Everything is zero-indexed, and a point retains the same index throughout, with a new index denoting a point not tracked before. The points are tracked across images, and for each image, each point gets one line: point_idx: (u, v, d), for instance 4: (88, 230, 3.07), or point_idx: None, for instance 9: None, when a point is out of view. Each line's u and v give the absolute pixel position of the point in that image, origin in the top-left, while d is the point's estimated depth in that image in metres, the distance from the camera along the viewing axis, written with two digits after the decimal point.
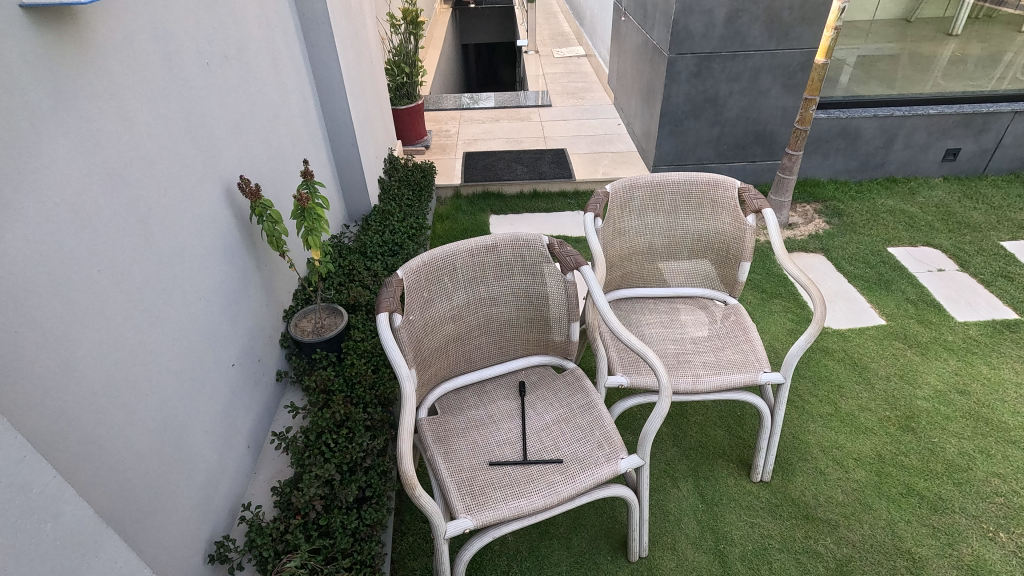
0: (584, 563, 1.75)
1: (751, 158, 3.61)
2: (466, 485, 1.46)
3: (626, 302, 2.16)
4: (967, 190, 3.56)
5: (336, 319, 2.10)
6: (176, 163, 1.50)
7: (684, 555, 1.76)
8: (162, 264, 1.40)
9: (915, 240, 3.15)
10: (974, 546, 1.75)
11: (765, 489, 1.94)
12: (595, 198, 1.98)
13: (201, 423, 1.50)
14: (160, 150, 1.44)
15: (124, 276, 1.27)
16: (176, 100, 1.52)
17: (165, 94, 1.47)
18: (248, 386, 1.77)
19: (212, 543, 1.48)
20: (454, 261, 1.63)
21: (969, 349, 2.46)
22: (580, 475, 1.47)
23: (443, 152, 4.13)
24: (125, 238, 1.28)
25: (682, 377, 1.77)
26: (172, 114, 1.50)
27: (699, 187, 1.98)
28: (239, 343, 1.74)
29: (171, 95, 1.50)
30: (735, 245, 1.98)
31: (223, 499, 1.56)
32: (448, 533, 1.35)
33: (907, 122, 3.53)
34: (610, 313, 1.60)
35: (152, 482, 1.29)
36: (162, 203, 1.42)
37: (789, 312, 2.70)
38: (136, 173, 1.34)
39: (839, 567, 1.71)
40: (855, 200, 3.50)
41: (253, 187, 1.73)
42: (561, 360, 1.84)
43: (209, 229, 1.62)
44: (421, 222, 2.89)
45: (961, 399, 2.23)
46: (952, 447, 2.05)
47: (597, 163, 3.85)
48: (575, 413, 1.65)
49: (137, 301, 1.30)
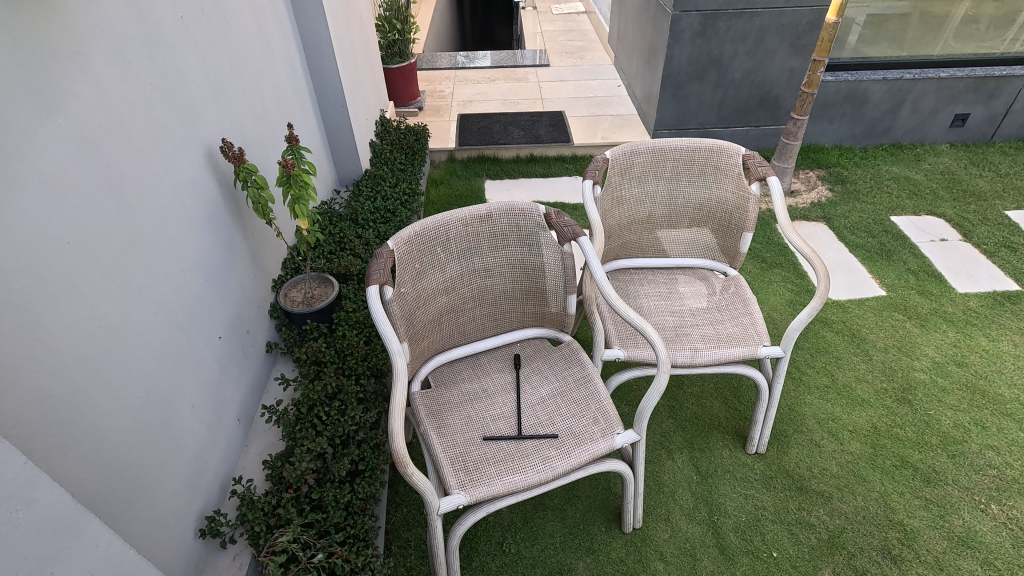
0: (578, 534, 1.75)
1: (755, 123, 3.50)
2: (460, 460, 1.44)
3: (624, 272, 2.10)
4: (974, 157, 3.48)
5: (327, 289, 2.05)
6: (151, 126, 1.41)
7: (678, 526, 1.77)
8: (139, 235, 1.33)
9: (919, 209, 3.09)
10: (966, 517, 1.76)
11: (760, 461, 1.94)
12: (594, 164, 1.90)
13: (188, 398, 1.46)
14: (133, 113, 1.35)
15: (99, 249, 1.20)
16: (149, 58, 1.41)
17: (136, 51, 1.37)
18: (237, 358, 1.72)
19: (204, 516, 1.47)
20: (447, 230, 1.57)
21: (968, 321, 2.44)
22: (575, 451, 1.45)
23: (437, 113, 4.00)
24: (99, 208, 1.21)
25: (680, 350, 1.73)
26: (144, 73, 1.39)
27: (702, 153, 1.90)
28: (227, 316, 1.68)
29: (143, 52, 1.40)
30: (738, 214, 1.91)
31: (213, 473, 1.54)
32: (441, 509, 1.33)
33: (916, 87, 3.42)
34: (608, 286, 1.55)
35: (137, 460, 1.25)
36: (137, 170, 1.34)
37: (788, 282, 2.66)
38: (108, 138, 1.25)
39: (831, 538, 1.72)
40: (859, 167, 3.42)
41: (237, 150, 1.62)
42: (558, 333, 1.79)
43: (189, 197, 1.54)
44: (413, 187, 2.81)
45: (958, 371, 2.23)
46: (948, 420, 2.05)
47: (596, 127, 3.73)
48: (571, 387, 1.62)
49: (114, 275, 1.23)
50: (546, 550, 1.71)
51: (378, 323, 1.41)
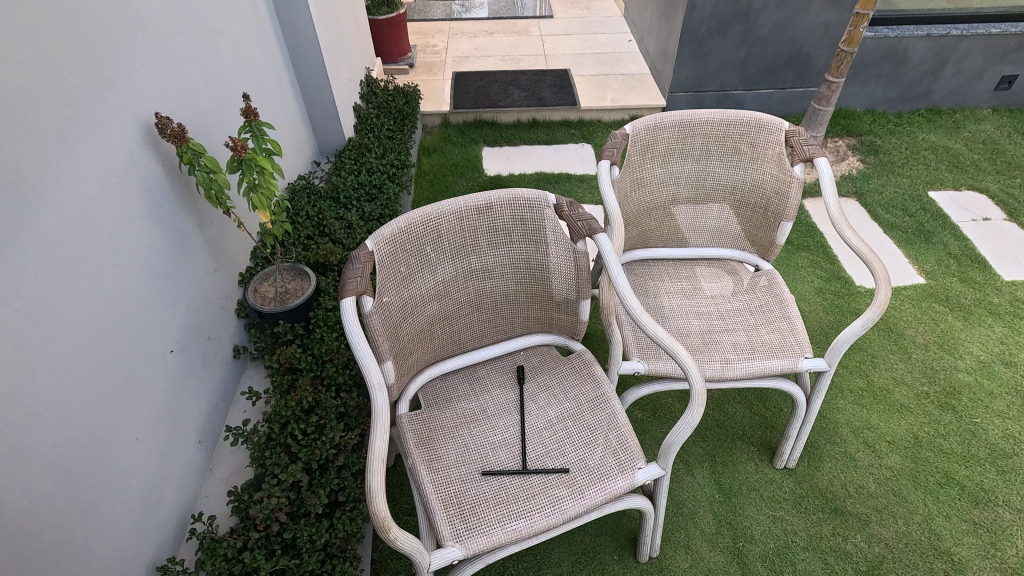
0: (588, 563, 1.57)
1: (781, 85, 3.17)
2: (455, 502, 1.22)
3: (642, 264, 1.84)
4: (1018, 125, 3.17)
5: (303, 283, 1.79)
6: (61, 96, 1.09)
7: (699, 553, 1.59)
8: (50, 240, 1.05)
9: (959, 184, 2.81)
10: (1019, 545, 1.58)
11: (789, 477, 1.74)
12: (612, 141, 1.62)
13: (129, 431, 1.22)
14: (35, 81, 1.04)
15: None
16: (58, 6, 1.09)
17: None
18: (197, 371, 1.47)
19: (157, 565, 1.26)
20: (438, 225, 1.30)
21: (1016, 314, 2.21)
22: (589, 490, 1.24)
23: (429, 71, 3.63)
24: None
25: (709, 362, 1.50)
26: (51, 27, 1.07)
27: (738, 128, 1.62)
28: (182, 323, 1.42)
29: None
30: (777, 200, 1.65)
31: (167, 511, 1.32)
32: (432, 566, 1.13)
33: (962, 45, 3.08)
34: (629, 296, 1.30)
35: (56, 520, 1.02)
36: (43, 157, 1.05)
37: (818, 267, 2.42)
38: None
39: (869, 569, 1.54)
40: (893, 135, 3.11)
41: (178, 126, 1.33)
42: (569, 340, 1.55)
43: (122, 184, 1.24)
44: (403, 159, 2.50)
45: (1006, 372, 2.01)
46: (996, 430, 1.85)
47: (605, 87, 3.38)
48: (584, 409, 1.39)
49: (13, 297, 0.96)
50: None
51: (355, 343, 1.17)
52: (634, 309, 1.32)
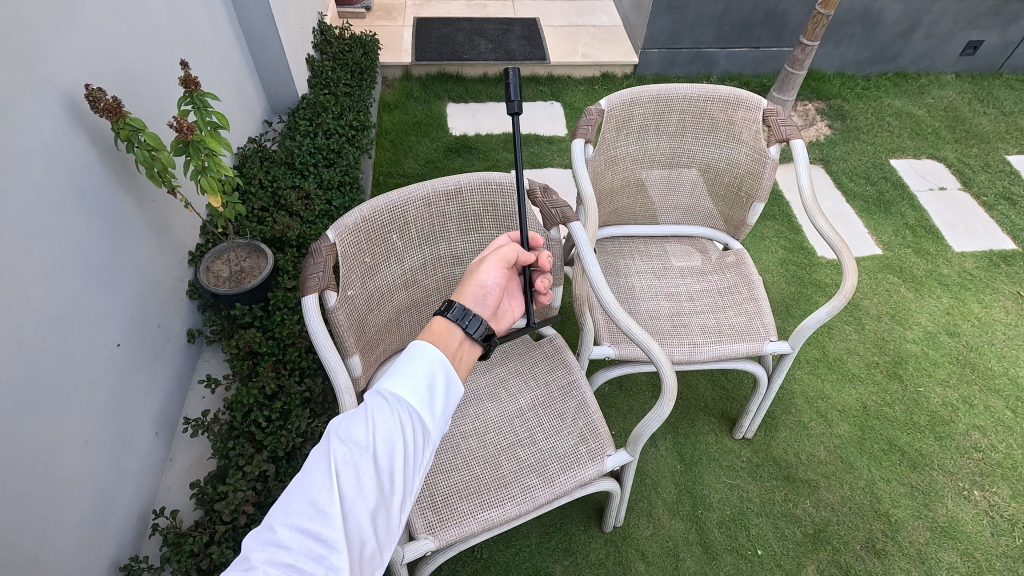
0: (556, 533, 1.64)
1: (755, 43, 3.09)
2: (427, 495, 1.22)
3: (611, 241, 1.80)
4: (979, 91, 3.19)
5: (258, 261, 1.68)
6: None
7: (660, 522, 1.67)
8: None
9: (920, 152, 2.83)
10: (949, 505, 1.73)
11: (746, 447, 1.83)
12: (586, 117, 1.53)
13: (76, 433, 1.13)
14: None
15: None
16: None
17: None
18: (146, 361, 1.38)
19: (118, 563, 1.21)
20: (405, 210, 1.25)
21: (962, 285, 2.30)
22: (560, 478, 1.26)
23: (388, 17, 3.37)
24: None
25: (678, 345, 1.51)
26: None
27: (715, 104, 1.57)
28: (128, 312, 1.32)
29: None
30: (750, 180, 1.62)
31: (125, 509, 1.26)
32: (405, 559, 1.14)
33: (935, 7, 3.03)
34: (604, 290, 1.31)
35: (10, 534, 0.95)
36: None
37: (782, 238, 2.45)
38: None
39: (816, 533, 1.66)
40: (861, 99, 3.09)
41: (180, 120, 1.17)
42: (540, 325, 1.54)
43: (44, 167, 1.08)
44: (362, 120, 2.35)
45: (949, 342, 2.12)
46: (936, 397, 1.97)
47: (576, 40, 3.21)
48: (554, 397, 1.39)
49: None
50: (520, 553, 1.60)
51: (319, 344, 1.14)
52: (608, 301, 1.32)
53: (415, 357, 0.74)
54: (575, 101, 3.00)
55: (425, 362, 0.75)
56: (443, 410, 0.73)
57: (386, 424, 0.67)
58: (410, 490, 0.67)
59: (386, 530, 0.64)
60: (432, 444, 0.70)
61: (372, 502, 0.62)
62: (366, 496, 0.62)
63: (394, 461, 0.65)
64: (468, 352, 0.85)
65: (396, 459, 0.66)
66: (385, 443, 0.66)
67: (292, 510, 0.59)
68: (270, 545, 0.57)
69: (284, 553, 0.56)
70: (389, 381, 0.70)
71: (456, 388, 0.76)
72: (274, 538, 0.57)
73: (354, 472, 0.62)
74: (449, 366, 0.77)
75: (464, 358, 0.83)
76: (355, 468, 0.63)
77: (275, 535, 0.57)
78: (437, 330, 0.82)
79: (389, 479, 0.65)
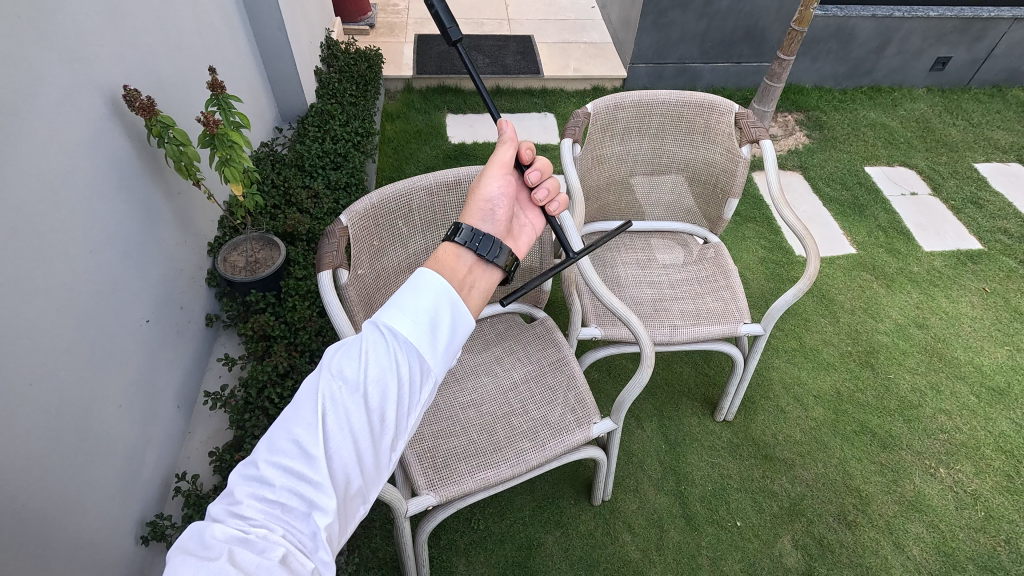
0: (547, 507, 1.75)
1: (737, 59, 3.28)
2: (428, 457, 1.34)
3: (599, 236, 1.94)
4: (948, 104, 3.38)
5: (272, 253, 1.81)
6: (18, 60, 1.04)
7: (646, 497, 1.78)
8: (38, 221, 1.06)
9: (893, 159, 3.00)
10: (916, 481, 1.85)
11: (727, 429, 1.95)
12: (574, 119, 1.69)
13: (113, 397, 1.24)
14: (14, 64, 1.03)
15: None
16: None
17: None
18: (170, 339, 1.50)
19: (145, 522, 1.31)
20: (409, 199, 1.38)
21: (931, 281, 2.44)
22: (550, 442, 1.38)
23: (391, 34, 3.55)
24: None
25: (659, 327, 1.64)
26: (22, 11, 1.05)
27: (691, 108, 1.73)
28: (156, 293, 1.44)
29: None
30: (725, 178, 1.77)
31: (151, 472, 1.36)
32: (409, 512, 1.25)
33: (904, 25, 3.23)
34: (590, 271, 1.45)
35: (58, 479, 1.06)
36: (27, 136, 1.05)
37: (762, 238, 2.59)
38: None
39: (791, 506, 1.78)
40: (837, 111, 3.27)
41: (207, 116, 1.33)
42: (532, 309, 1.67)
43: (90, 156, 1.21)
44: (366, 127, 2.51)
45: (919, 333, 2.25)
46: (906, 383, 2.10)
47: (568, 56, 3.40)
48: (545, 372, 1.52)
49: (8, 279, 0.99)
50: (514, 524, 1.71)
51: (334, 317, 1.26)
52: (593, 280, 1.46)
53: (419, 290, 0.66)
54: (567, 112, 3.17)
55: (428, 296, 0.66)
56: (447, 347, 0.66)
57: (376, 367, 0.62)
58: (404, 429, 0.64)
59: (377, 467, 0.63)
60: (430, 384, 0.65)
61: (359, 442, 0.60)
62: (353, 437, 0.60)
63: (386, 402, 0.61)
64: (482, 278, 0.75)
65: (388, 402, 0.61)
66: (376, 385, 0.61)
67: (276, 450, 0.58)
68: (256, 480, 0.58)
69: (267, 489, 0.57)
70: (384, 315, 0.64)
71: (465, 322, 0.68)
72: (258, 473, 0.58)
73: (340, 413, 0.59)
74: (456, 300, 0.68)
75: (478, 284, 0.74)
76: (342, 407, 0.60)
77: (260, 472, 0.58)
78: (444, 258, 0.73)
79: (379, 420, 0.62)
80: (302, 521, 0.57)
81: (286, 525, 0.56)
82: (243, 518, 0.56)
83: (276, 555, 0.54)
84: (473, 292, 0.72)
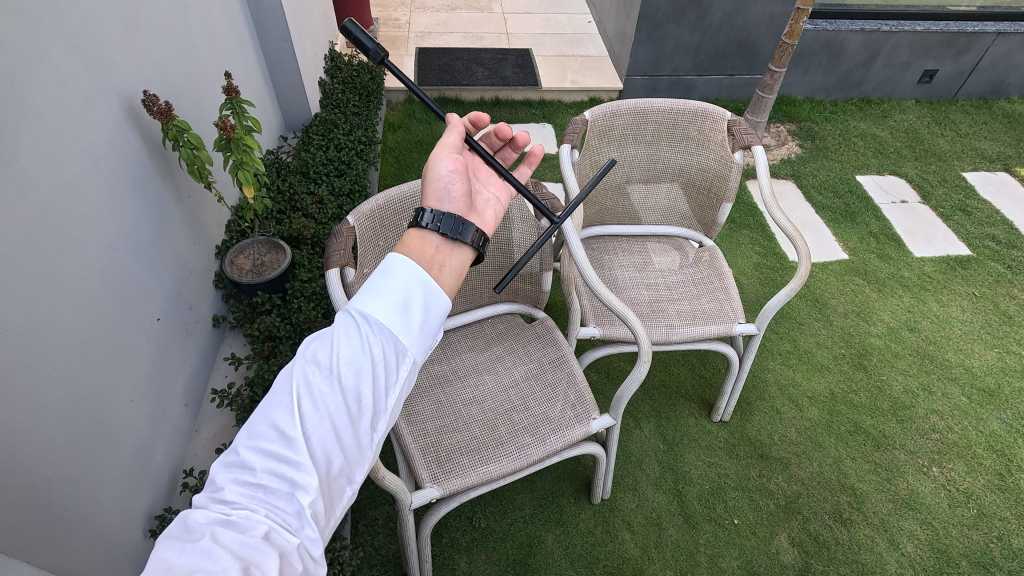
0: (547, 506, 1.77)
1: (730, 71, 3.36)
2: (431, 451, 1.37)
3: (597, 240, 1.99)
4: (936, 115, 3.47)
5: (278, 256, 1.85)
6: (43, 65, 1.09)
7: (645, 495, 1.81)
8: (59, 220, 1.11)
9: (883, 168, 3.07)
10: (910, 480, 1.88)
11: (724, 429, 1.98)
12: (572, 126, 1.75)
13: (125, 392, 1.27)
14: (40, 70, 1.08)
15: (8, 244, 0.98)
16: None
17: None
18: (179, 338, 1.53)
19: (154, 516, 1.34)
20: (413, 201, 1.43)
21: (922, 286, 2.50)
22: (550, 437, 1.41)
23: (392, 47, 3.64)
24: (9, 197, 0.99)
25: (656, 327, 1.68)
26: (47, 20, 1.11)
27: (686, 116, 1.79)
28: (166, 292, 1.48)
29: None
30: (718, 183, 1.82)
31: (159, 467, 1.39)
32: (413, 504, 1.27)
33: (891, 39, 3.32)
34: (588, 269, 1.49)
35: (73, 469, 1.09)
36: (49, 138, 1.09)
37: (756, 244, 2.65)
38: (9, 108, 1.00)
39: (787, 504, 1.80)
40: (829, 122, 3.35)
41: (224, 120, 1.38)
42: (532, 309, 1.71)
43: (108, 158, 1.26)
44: (369, 136, 2.56)
45: (911, 336, 2.30)
46: (898, 384, 2.14)
47: (565, 68, 3.48)
48: (545, 370, 1.56)
49: (29, 274, 1.03)
50: (515, 523, 1.73)
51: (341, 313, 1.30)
52: (590, 276, 1.50)
53: (391, 273, 0.67)
54: (565, 122, 3.24)
55: (400, 278, 0.67)
56: (422, 327, 0.67)
57: (350, 349, 0.62)
58: (383, 409, 0.64)
59: (359, 448, 0.63)
60: (408, 364, 0.65)
61: (338, 422, 0.60)
62: (331, 417, 0.60)
63: (363, 381, 0.62)
64: (451, 257, 0.78)
65: (364, 381, 0.62)
66: (352, 364, 0.62)
67: (255, 435, 0.58)
68: (236, 465, 0.57)
69: (248, 473, 0.56)
70: (357, 300, 0.65)
71: (439, 302, 0.70)
72: (239, 459, 0.57)
73: (316, 393, 0.59)
74: (429, 281, 0.69)
75: (448, 262, 0.76)
76: (318, 389, 0.60)
77: (240, 457, 0.57)
78: (410, 244, 0.75)
79: (356, 401, 0.62)
80: (286, 502, 0.56)
81: (269, 506, 0.56)
82: (225, 502, 0.55)
83: (260, 533, 0.53)
84: (445, 271, 0.75)
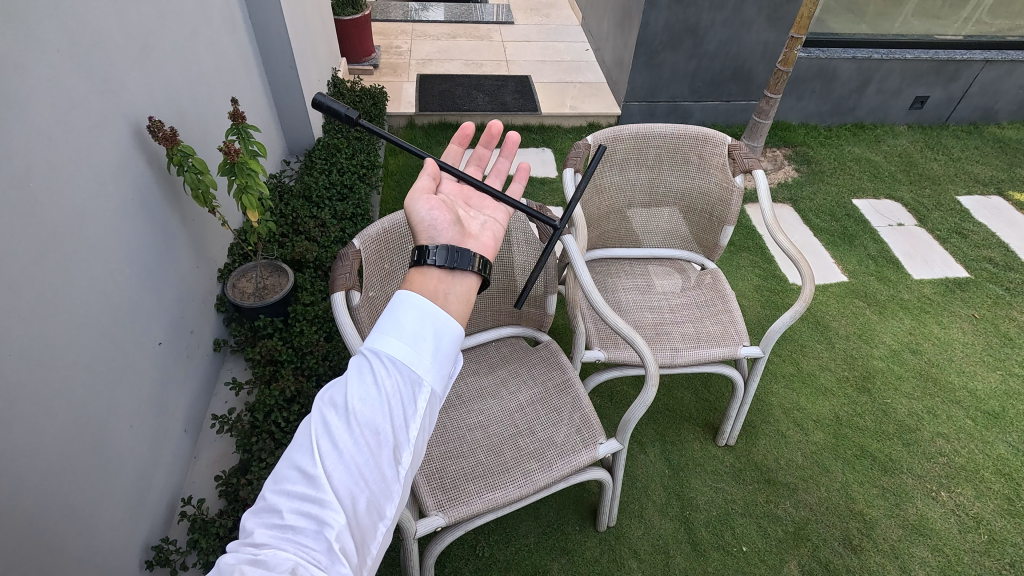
0: (551, 533, 1.74)
1: (725, 97, 3.43)
2: (436, 478, 1.34)
3: (599, 263, 2.00)
4: (929, 140, 3.53)
5: (280, 279, 1.84)
6: (55, 91, 1.10)
7: (651, 522, 1.78)
8: (65, 244, 1.10)
9: (879, 192, 3.11)
10: (919, 505, 1.86)
11: (729, 453, 1.96)
12: (575, 151, 1.76)
13: (126, 417, 1.25)
14: (51, 96, 1.09)
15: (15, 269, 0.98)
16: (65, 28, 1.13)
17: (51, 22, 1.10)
18: (181, 361, 1.52)
19: (151, 546, 1.30)
20: None
21: (923, 308, 2.51)
22: (557, 463, 1.39)
23: (394, 73, 3.69)
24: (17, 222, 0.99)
25: (660, 350, 1.68)
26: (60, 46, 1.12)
27: (687, 141, 1.81)
28: (169, 316, 1.47)
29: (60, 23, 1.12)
30: (720, 206, 1.84)
31: (158, 495, 1.36)
32: (418, 533, 1.24)
33: (882, 66, 3.40)
34: (593, 290, 1.48)
35: (72, 497, 1.06)
36: (59, 163, 1.10)
37: (756, 267, 2.66)
38: (20, 134, 1.00)
39: (796, 531, 1.77)
40: (823, 146, 3.40)
41: (229, 144, 1.39)
42: (536, 332, 1.71)
43: (115, 182, 1.26)
44: (372, 161, 2.58)
45: (913, 358, 2.30)
46: (903, 408, 2.13)
47: (564, 94, 3.54)
48: (551, 394, 1.54)
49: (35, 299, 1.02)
50: (519, 552, 1.69)
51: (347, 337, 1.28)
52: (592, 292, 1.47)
53: (399, 307, 0.67)
54: (564, 147, 3.28)
55: (408, 311, 0.67)
56: (436, 356, 0.66)
57: (366, 384, 0.62)
58: (405, 441, 0.62)
59: (384, 482, 0.60)
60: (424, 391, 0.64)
61: (357, 455, 0.58)
62: (350, 451, 0.58)
63: (379, 414, 0.61)
64: (456, 284, 0.77)
65: (380, 413, 0.61)
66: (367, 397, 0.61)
67: (278, 478, 0.57)
68: (265, 511, 0.56)
69: (275, 515, 0.55)
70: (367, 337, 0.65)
71: (450, 327, 0.68)
72: (267, 504, 0.57)
73: (332, 429, 0.59)
74: (436, 310, 0.69)
75: (452, 290, 0.76)
76: (334, 425, 0.59)
77: (267, 502, 0.56)
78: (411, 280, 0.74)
79: (375, 434, 0.60)
80: (313, 539, 0.54)
81: (296, 545, 0.54)
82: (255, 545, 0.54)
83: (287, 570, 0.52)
84: (451, 299, 0.74)
